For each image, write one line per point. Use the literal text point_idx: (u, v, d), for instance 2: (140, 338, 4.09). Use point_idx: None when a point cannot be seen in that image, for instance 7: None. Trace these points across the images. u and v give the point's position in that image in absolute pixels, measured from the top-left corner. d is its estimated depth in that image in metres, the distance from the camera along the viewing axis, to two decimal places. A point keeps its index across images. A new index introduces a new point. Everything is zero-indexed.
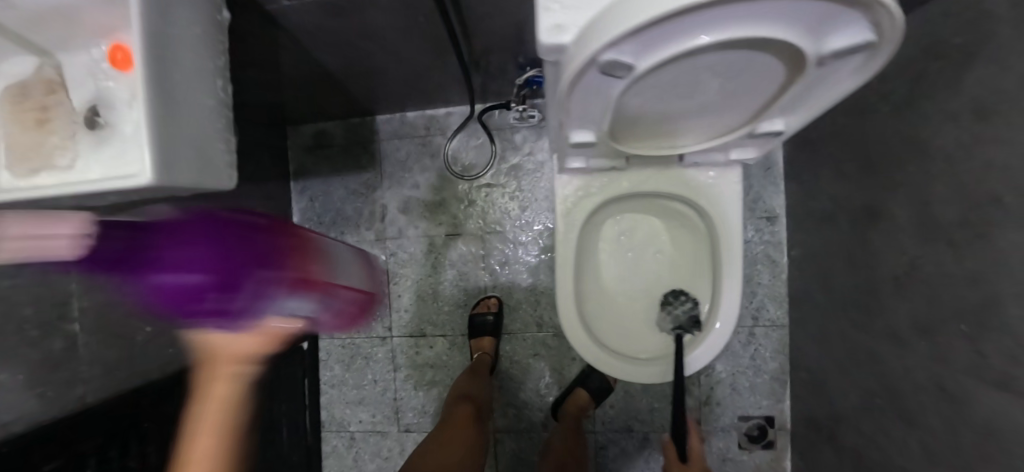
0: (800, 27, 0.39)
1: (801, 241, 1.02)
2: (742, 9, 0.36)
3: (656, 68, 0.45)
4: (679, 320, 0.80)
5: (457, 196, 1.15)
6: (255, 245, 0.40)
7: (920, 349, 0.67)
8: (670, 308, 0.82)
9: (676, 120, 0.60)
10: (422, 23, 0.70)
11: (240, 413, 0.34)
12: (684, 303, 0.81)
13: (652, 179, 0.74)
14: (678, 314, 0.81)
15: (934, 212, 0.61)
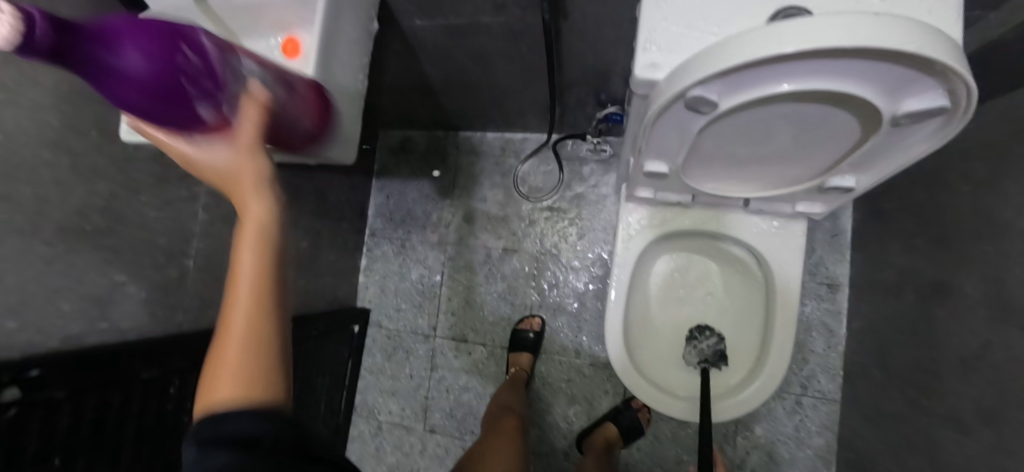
0: (877, 83, 0.43)
1: (863, 314, 0.98)
2: (819, 60, 0.40)
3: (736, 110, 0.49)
4: (705, 355, 0.82)
5: (519, 214, 1.22)
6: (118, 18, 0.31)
7: (985, 438, 0.64)
8: (694, 342, 0.84)
9: (747, 164, 0.63)
10: (524, 53, 0.80)
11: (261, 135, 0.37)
12: (710, 338, 0.83)
13: (714, 220, 0.77)
14: (704, 348, 0.82)
15: (1010, 293, 0.61)
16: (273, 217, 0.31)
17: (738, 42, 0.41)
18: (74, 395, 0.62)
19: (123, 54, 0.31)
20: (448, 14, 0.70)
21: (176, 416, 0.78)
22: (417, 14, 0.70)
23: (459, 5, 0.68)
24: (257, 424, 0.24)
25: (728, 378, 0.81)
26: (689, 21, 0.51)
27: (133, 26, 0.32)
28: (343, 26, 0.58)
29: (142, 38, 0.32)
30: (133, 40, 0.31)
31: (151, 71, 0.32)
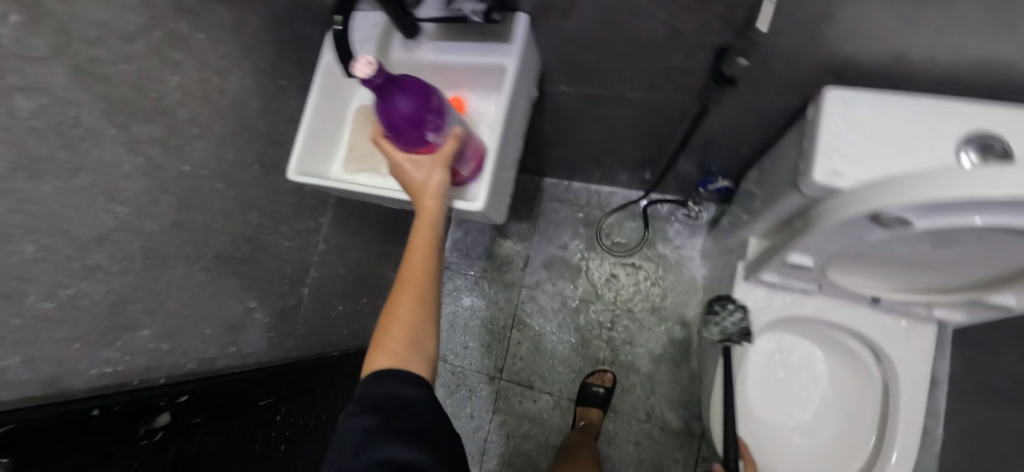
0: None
1: (965, 418, 0.95)
2: None
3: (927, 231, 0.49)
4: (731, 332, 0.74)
5: (598, 266, 1.23)
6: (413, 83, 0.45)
7: None
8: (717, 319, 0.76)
9: (898, 269, 0.63)
10: (653, 124, 0.82)
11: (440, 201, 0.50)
12: (732, 316, 0.75)
13: (837, 311, 0.76)
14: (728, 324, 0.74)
15: None
16: (434, 254, 0.49)
17: (957, 176, 0.42)
18: (206, 421, 0.62)
19: (395, 98, 0.45)
20: (597, 86, 0.72)
21: (273, 446, 0.76)
22: (566, 83, 0.73)
23: (612, 81, 0.70)
24: (398, 394, 0.43)
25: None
26: (872, 134, 0.53)
27: (410, 84, 0.46)
28: (520, 97, 0.61)
29: (411, 89, 0.45)
30: (406, 91, 0.45)
31: (407, 108, 0.45)
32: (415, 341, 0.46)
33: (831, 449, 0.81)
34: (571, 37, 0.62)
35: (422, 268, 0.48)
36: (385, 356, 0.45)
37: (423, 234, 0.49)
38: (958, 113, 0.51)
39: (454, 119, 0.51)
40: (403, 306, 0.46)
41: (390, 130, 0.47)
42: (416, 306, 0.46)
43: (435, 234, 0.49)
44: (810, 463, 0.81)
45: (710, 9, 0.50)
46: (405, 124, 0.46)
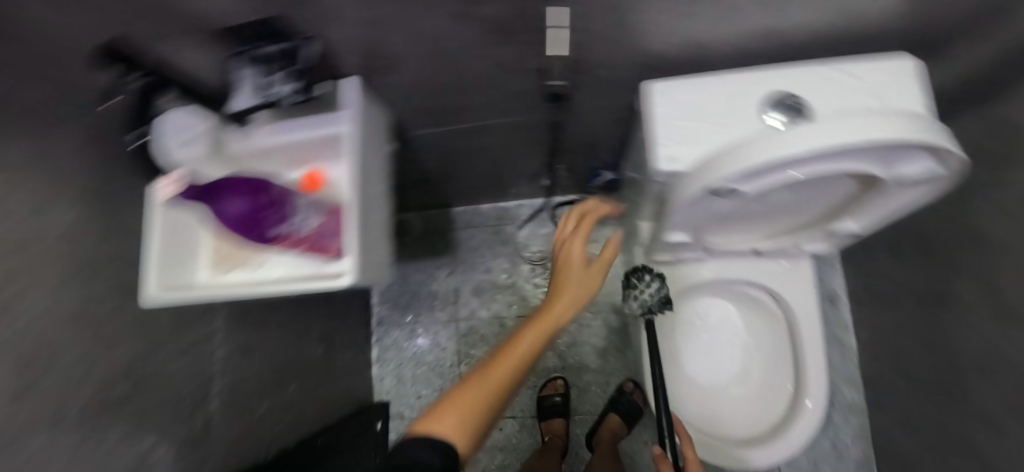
0: (875, 159, 0.50)
1: (868, 322, 1.05)
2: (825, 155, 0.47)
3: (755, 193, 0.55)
4: (648, 304, 0.76)
5: (524, 279, 1.25)
6: (238, 182, 0.47)
7: (1020, 435, 0.70)
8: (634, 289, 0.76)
9: (757, 222, 0.69)
10: (523, 141, 0.85)
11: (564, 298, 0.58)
12: (648, 287, 0.76)
13: (731, 268, 0.82)
14: (643, 298, 0.76)
15: (1007, 297, 0.71)
16: (531, 355, 0.51)
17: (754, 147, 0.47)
18: None
19: (228, 200, 0.47)
20: (458, 122, 0.73)
21: None
22: (426, 126, 0.74)
23: (466, 115, 0.72)
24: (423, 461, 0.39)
25: (769, 415, 0.84)
26: (693, 116, 0.58)
27: (239, 183, 0.48)
28: (371, 158, 0.60)
29: (241, 188, 0.47)
30: (239, 193, 0.47)
31: (239, 210, 0.47)
32: (465, 432, 0.43)
33: (762, 392, 0.87)
34: (413, 88, 0.62)
35: (512, 355, 0.50)
36: (440, 425, 0.42)
37: (528, 340, 0.52)
38: (755, 82, 0.58)
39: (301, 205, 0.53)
40: (475, 389, 0.45)
41: (235, 227, 0.49)
42: (491, 395, 0.46)
43: (541, 337, 0.53)
44: (750, 411, 0.86)
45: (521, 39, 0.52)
46: (244, 221, 0.48)
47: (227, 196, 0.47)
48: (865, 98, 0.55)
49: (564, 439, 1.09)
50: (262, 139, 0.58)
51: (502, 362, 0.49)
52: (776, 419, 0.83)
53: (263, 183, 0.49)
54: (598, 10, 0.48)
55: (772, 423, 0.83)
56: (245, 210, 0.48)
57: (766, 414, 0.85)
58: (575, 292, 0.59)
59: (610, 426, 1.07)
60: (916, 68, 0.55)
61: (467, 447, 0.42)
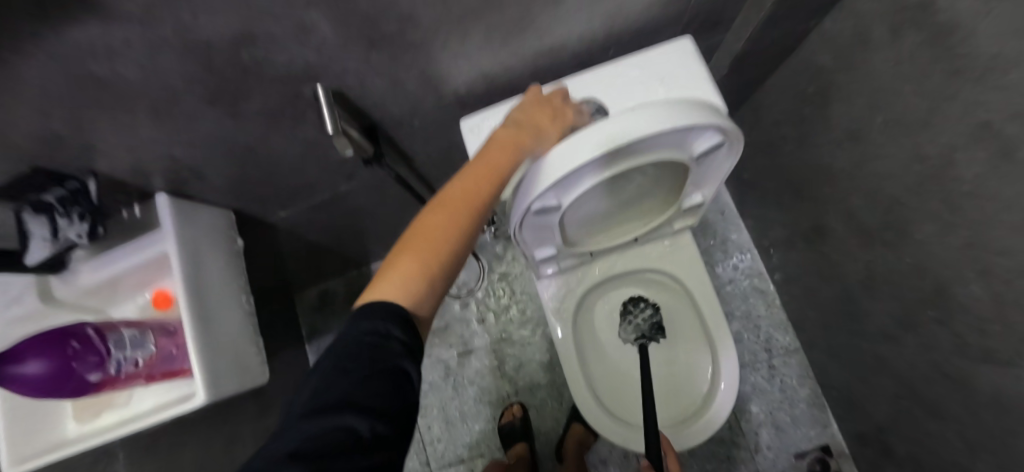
0: (667, 146, 0.50)
1: (777, 267, 1.09)
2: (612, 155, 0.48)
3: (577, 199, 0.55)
4: (642, 330, 0.83)
5: (456, 315, 1.24)
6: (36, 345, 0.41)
7: (911, 341, 0.75)
8: (631, 316, 0.85)
9: (614, 217, 0.70)
10: (391, 194, 0.85)
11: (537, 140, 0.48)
12: (643, 311, 0.84)
13: (618, 261, 0.83)
14: (638, 323, 0.84)
15: (864, 221, 0.75)
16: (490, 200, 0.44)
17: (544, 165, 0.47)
18: None
19: (30, 363, 0.41)
20: (308, 197, 0.73)
21: None
22: (278, 209, 0.73)
23: (313, 190, 0.71)
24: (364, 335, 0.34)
25: (691, 393, 0.82)
26: None
27: (36, 344, 0.42)
28: (204, 265, 0.58)
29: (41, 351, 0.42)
30: (48, 355, 0.42)
31: (41, 374, 0.41)
32: (419, 284, 0.39)
33: (684, 373, 0.84)
34: (238, 182, 0.62)
35: (454, 208, 0.42)
36: (389, 290, 0.38)
37: (485, 185, 0.44)
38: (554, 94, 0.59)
39: (124, 339, 0.49)
40: (437, 236, 0.41)
41: (42, 385, 0.42)
42: (445, 239, 0.41)
43: (503, 185, 0.45)
44: (678, 396, 0.83)
45: (312, 118, 0.53)
46: (52, 378, 0.42)
47: (16, 363, 0.40)
48: (653, 87, 0.56)
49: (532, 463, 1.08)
50: (90, 275, 0.56)
51: (441, 213, 0.42)
52: (699, 398, 0.81)
53: (68, 334, 0.44)
54: (369, 75, 0.49)
55: (698, 403, 0.81)
56: (47, 371, 0.42)
57: (689, 394, 0.83)
58: (500, 167, 0.45)
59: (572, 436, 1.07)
60: (692, 46, 0.57)
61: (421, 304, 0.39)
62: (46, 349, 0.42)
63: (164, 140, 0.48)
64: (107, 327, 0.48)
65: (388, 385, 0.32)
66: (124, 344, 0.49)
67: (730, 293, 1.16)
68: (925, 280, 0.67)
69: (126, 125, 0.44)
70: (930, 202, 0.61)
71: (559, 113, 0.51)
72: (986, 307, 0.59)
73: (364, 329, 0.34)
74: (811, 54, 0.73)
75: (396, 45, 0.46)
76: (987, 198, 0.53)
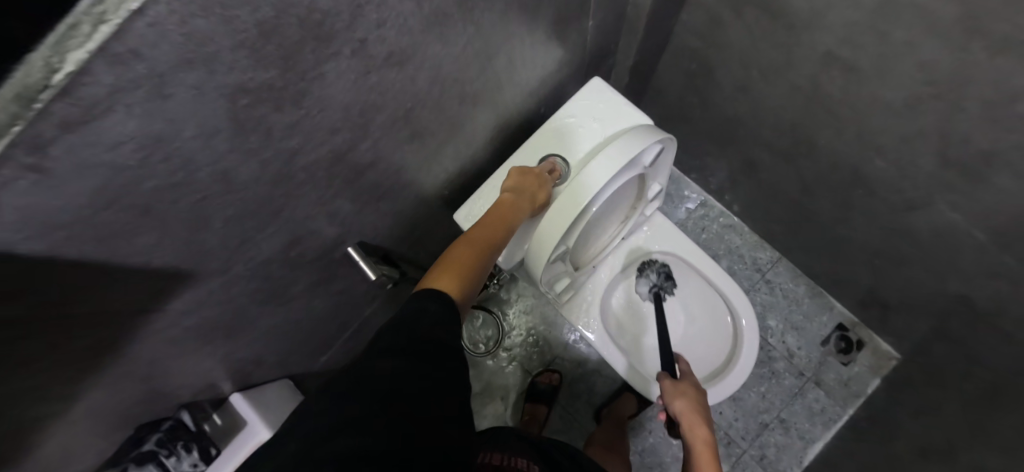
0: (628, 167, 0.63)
1: (731, 202, 1.26)
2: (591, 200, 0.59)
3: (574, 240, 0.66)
4: (654, 281, 0.95)
5: (494, 370, 1.30)
6: None
7: (857, 216, 0.91)
8: (645, 272, 0.95)
9: (600, 231, 0.82)
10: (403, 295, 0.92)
11: (524, 198, 0.61)
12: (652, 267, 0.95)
13: (616, 261, 0.94)
14: (651, 276, 0.95)
15: (780, 143, 0.91)
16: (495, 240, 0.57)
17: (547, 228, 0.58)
18: None
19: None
20: (342, 333, 0.79)
21: None
22: (321, 357, 0.78)
23: (345, 326, 0.78)
24: (410, 311, 0.43)
25: (720, 336, 0.96)
26: None
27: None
28: None
29: None
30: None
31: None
32: (451, 284, 0.48)
33: (708, 323, 0.98)
34: (289, 351, 0.67)
35: (474, 247, 0.54)
36: (439, 284, 0.48)
37: (489, 229, 0.57)
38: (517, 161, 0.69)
39: None
40: (458, 251, 0.53)
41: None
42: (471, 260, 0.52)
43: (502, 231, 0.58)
44: (711, 343, 0.96)
45: (340, 272, 0.60)
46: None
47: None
48: (593, 126, 0.68)
49: None
50: None
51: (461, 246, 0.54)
52: (728, 338, 0.94)
53: None
54: (379, 219, 0.58)
55: (730, 342, 0.94)
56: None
57: (719, 339, 0.96)
58: (503, 224, 0.58)
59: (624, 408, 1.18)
60: (604, 83, 0.70)
61: (455, 296, 0.48)
62: None
63: (234, 349, 0.54)
64: None
65: (417, 349, 0.40)
66: None
67: (707, 239, 1.31)
68: (843, 169, 0.83)
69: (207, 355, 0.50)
70: (817, 116, 0.78)
71: (542, 175, 0.64)
72: (893, 171, 0.75)
73: (410, 305, 0.44)
74: (682, 40, 0.88)
75: (395, 188, 0.55)
76: (853, 99, 0.70)
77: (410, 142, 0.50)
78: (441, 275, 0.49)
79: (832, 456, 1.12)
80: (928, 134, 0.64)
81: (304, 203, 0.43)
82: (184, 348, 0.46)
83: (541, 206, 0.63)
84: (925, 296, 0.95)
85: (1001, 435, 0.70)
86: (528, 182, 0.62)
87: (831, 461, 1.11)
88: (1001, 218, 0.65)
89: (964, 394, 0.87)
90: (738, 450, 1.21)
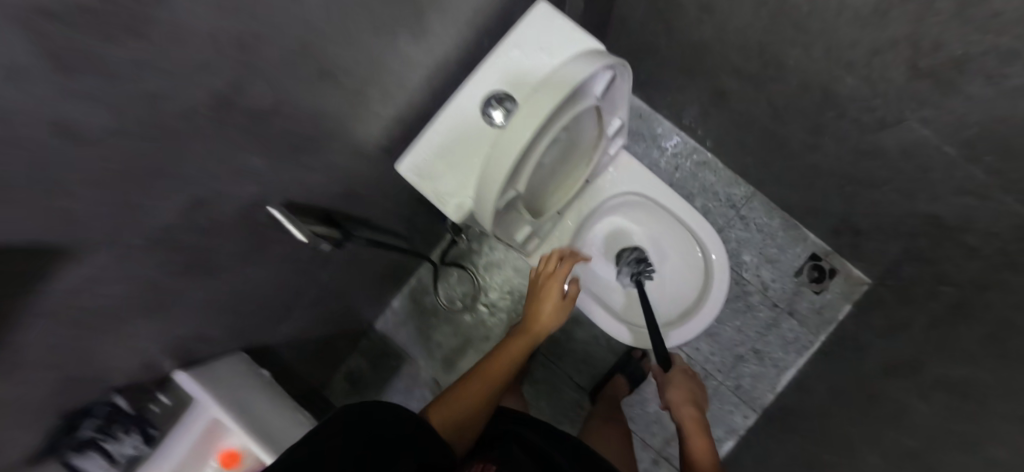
0: (577, 97, 0.58)
1: (704, 138, 1.22)
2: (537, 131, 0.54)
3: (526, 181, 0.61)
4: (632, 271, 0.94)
5: (473, 327, 1.31)
6: None
7: (829, 140, 0.87)
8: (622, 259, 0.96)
9: (561, 175, 0.77)
10: (365, 257, 0.89)
11: (547, 319, 0.77)
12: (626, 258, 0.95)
13: (582, 205, 0.90)
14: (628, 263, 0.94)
15: (749, 67, 0.85)
16: (500, 378, 0.71)
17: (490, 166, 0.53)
18: None
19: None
20: (298, 301, 0.76)
21: None
22: (281, 325, 0.76)
23: (303, 291, 0.75)
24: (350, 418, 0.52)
25: (692, 273, 0.95)
26: (443, 161, 0.63)
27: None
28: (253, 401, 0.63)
29: None
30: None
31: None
32: (463, 410, 0.67)
33: (681, 262, 0.96)
34: (237, 322, 0.64)
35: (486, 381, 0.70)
36: (437, 420, 0.66)
37: (504, 355, 0.73)
38: (462, 100, 0.63)
39: None
40: (467, 389, 0.69)
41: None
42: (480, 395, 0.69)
43: (511, 358, 0.74)
44: (683, 281, 0.96)
45: (280, 231, 0.56)
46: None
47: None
48: (539, 55, 0.62)
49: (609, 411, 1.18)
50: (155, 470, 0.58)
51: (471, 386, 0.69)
52: (699, 274, 0.93)
53: None
54: (307, 175, 0.53)
55: (700, 278, 0.93)
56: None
57: (690, 276, 0.95)
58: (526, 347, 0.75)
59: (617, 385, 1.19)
60: (550, 6, 0.63)
61: (455, 438, 0.65)
62: None
63: (165, 326, 0.51)
64: None
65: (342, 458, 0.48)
66: None
67: (681, 179, 1.28)
68: (814, 90, 0.79)
69: (129, 332, 0.46)
70: (785, 32, 0.72)
71: (552, 284, 0.77)
72: (863, 89, 0.71)
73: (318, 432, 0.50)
74: None
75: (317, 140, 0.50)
76: (822, 11, 0.64)
77: (319, 82, 0.44)
78: (451, 405, 0.67)
79: (804, 381, 1.16)
80: (899, 42, 0.60)
81: (198, 160, 0.38)
82: (98, 328, 0.42)
83: (550, 323, 0.77)
84: (896, 219, 0.94)
85: (963, 344, 0.72)
86: (542, 301, 0.77)
87: (803, 385, 1.14)
88: (973, 128, 0.62)
89: (930, 312, 0.88)
90: (715, 382, 1.24)
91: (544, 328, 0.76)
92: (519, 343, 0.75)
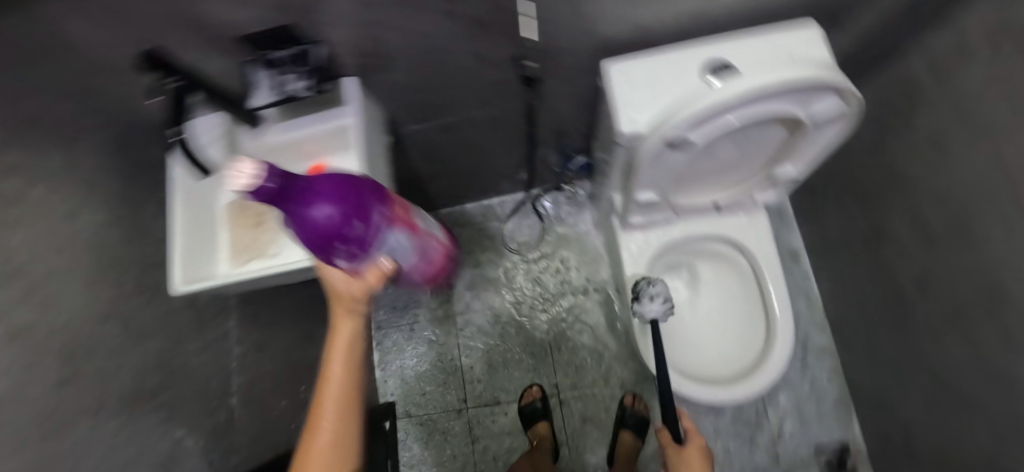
0: (789, 95, 0.60)
1: (825, 272, 1.18)
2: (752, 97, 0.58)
3: (703, 140, 0.64)
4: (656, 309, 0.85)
5: (513, 269, 1.34)
6: (306, 215, 0.36)
7: (957, 336, 0.81)
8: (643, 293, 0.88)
9: (710, 178, 0.81)
10: (505, 132, 0.95)
11: (353, 320, 0.43)
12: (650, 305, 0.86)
13: (696, 224, 0.93)
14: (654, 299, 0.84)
15: (957, 193, 0.75)
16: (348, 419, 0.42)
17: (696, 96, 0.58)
18: None
19: (303, 220, 0.37)
20: (439, 113, 0.82)
21: None
22: (413, 119, 0.82)
23: (456, 108, 0.82)
24: None
25: (728, 361, 0.95)
26: (645, 83, 0.67)
27: (330, 187, 0.38)
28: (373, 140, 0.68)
29: (324, 193, 0.37)
30: (305, 207, 0.36)
31: (327, 221, 0.37)
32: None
33: (722, 359, 0.96)
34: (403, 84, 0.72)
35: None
36: None
37: (337, 355, 0.41)
38: (697, 54, 0.68)
39: (404, 244, 0.45)
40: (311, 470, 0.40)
41: (309, 250, 0.39)
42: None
43: (354, 352, 0.43)
44: (701, 368, 0.95)
45: (497, 32, 0.63)
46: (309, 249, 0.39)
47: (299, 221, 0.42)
48: (765, 44, 0.67)
49: (550, 441, 1.15)
50: (275, 135, 0.66)
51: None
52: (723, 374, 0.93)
53: (354, 189, 0.40)
54: None
55: (725, 377, 0.92)
56: (278, 193, 0.34)
57: (721, 366, 0.95)
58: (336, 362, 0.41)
59: (623, 442, 1.14)
60: (815, 29, 0.67)
61: None
62: (301, 230, 0.37)
63: (370, 23, 0.57)
64: (405, 223, 0.46)
65: None
66: (389, 249, 0.44)
67: None
68: (986, 274, 0.72)
69: None
70: (1002, 201, 0.66)
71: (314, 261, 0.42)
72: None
73: None
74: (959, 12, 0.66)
75: None
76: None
77: None
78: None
79: None
80: None
81: None
82: None
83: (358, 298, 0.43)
84: (963, 457, 0.84)
85: None
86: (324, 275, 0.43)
87: None
88: None
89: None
90: None
91: (355, 319, 0.43)
92: (329, 394, 0.41)
